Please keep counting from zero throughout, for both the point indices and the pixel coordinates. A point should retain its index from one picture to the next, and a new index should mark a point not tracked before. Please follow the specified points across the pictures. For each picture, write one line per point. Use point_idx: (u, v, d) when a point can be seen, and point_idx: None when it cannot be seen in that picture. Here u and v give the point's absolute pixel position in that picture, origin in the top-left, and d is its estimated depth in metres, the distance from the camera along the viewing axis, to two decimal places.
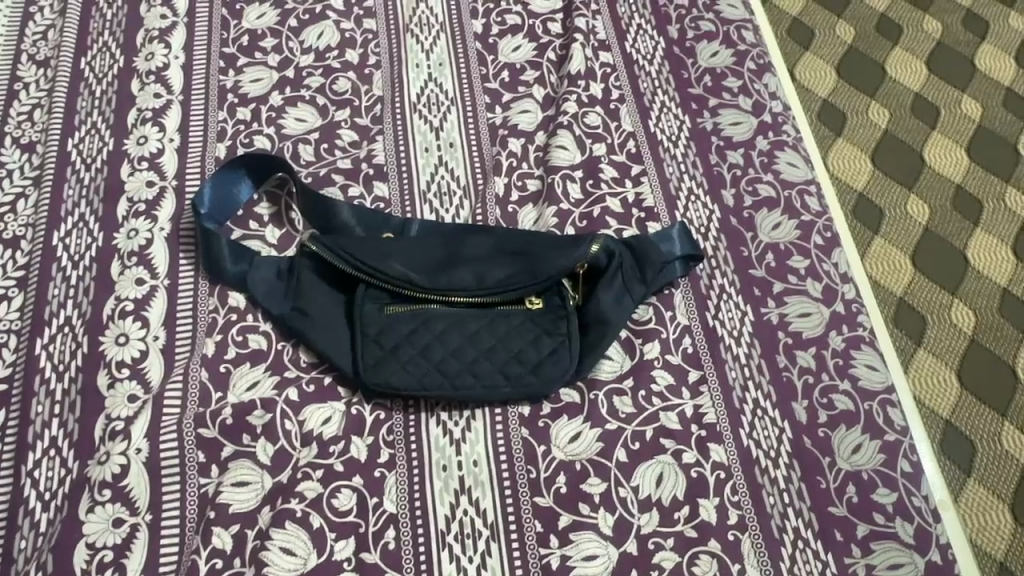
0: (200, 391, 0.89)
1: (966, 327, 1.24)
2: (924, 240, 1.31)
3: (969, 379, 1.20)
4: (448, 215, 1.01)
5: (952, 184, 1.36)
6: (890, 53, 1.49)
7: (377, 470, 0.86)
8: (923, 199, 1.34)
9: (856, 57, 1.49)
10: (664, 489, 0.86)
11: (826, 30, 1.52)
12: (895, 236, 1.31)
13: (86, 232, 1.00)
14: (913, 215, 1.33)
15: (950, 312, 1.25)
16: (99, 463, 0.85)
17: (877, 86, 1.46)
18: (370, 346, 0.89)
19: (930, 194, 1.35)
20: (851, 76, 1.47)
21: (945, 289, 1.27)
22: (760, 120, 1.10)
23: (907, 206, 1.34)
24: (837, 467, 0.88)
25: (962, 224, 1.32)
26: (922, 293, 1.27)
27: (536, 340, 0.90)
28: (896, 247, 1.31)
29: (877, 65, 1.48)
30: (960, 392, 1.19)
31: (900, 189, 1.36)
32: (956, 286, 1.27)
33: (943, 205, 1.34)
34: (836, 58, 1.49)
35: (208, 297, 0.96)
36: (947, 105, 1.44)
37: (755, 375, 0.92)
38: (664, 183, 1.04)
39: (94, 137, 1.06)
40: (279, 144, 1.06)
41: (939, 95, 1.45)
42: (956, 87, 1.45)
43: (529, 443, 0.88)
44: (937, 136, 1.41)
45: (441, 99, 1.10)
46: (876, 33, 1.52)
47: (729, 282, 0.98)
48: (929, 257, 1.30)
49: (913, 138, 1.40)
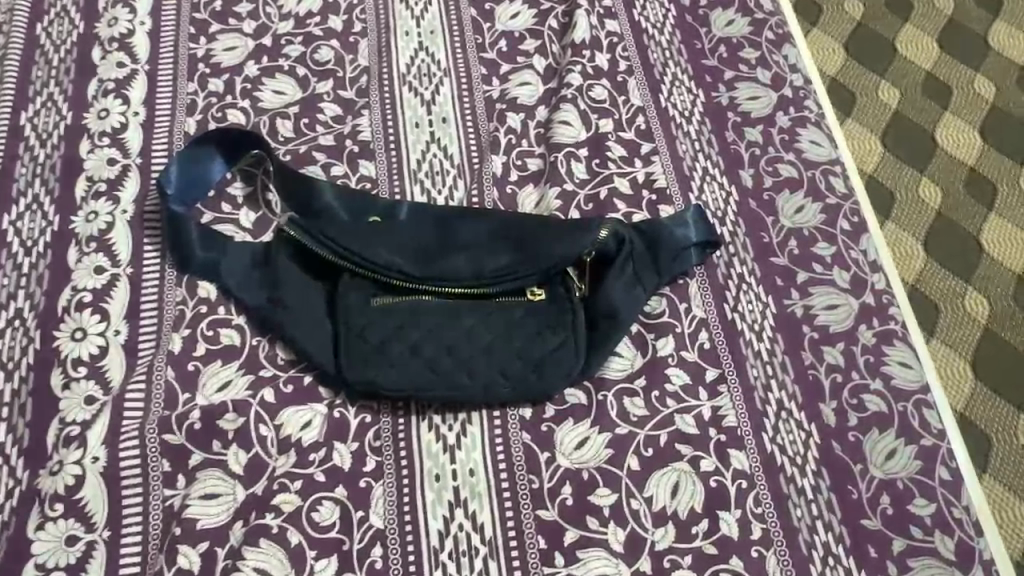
0: (166, 392, 0.81)
1: (980, 318, 1.05)
2: (936, 229, 1.11)
3: (983, 371, 1.01)
4: (440, 197, 0.92)
5: (964, 168, 1.15)
6: (900, 31, 1.28)
7: (362, 479, 0.78)
8: (935, 183, 1.14)
9: (861, 31, 1.28)
10: (680, 501, 0.78)
11: (831, 5, 1.31)
12: (904, 222, 1.11)
13: (40, 215, 0.90)
14: (924, 201, 1.13)
15: (963, 301, 1.06)
16: (51, 473, 0.77)
17: (884, 64, 1.25)
18: (353, 342, 0.80)
19: (943, 176, 1.15)
20: (854, 52, 1.26)
21: (955, 277, 1.07)
22: (781, 95, 1.01)
23: (918, 191, 1.14)
24: (870, 475, 0.80)
25: (976, 209, 1.12)
26: (934, 281, 1.07)
27: (538, 336, 0.82)
28: (904, 233, 1.11)
29: (884, 41, 1.27)
30: (973, 386, 1.01)
31: (909, 173, 1.16)
32: (968, 274, 1.08)
33: (955, 189, 1.14)
34: (843, 34, 1.28)
35: (175, 287, 0.86)
36: (959, 86, 1.23)
37: (779, 374, 0.84)
38: (677, 162, 0.95)
39: (49, 110, 0.97)
40: (255, 118, 0.96)
41: (951, 75, 1.24)
42: (969, 67, 1.25)
43: (531, 449, 0.79)
44: (949, 117, 1.20)
45: (433, 70, 1.00)
46: (885, 8, 1.30)
47: (749, 270, 0.89)
48: (940, 240, 1.10)
49: (924, 120, 1.20)
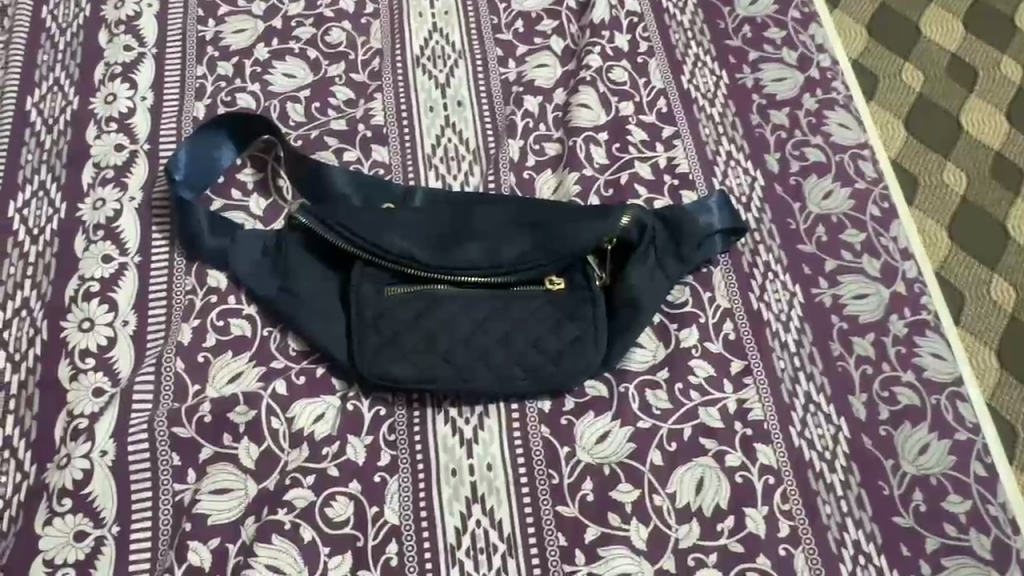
0: (176, 384, 0.79)
1: (1007, 305, 1.01)
2: (961, 213, 1.07)
3: (1009, 360, 0.97)
4: (456, 182, 0.90)
5: (989, 151, 1.11)
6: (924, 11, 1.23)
7: (376, 474, 0.75)
8: (960, 167, 1.10)
9: (882, 13, 1.23)
10: (705, 497, 0.75)
11: None
12: (927, 207, 1.07)
13: (46, 203, 0.88)
14: (949, 185, 1.09)
15: (988, 288, 1.02)
16: (58, 468, 0.75)
17: (908, 45, 1.20)
18: (367, 332, 0.78)
19: (968, 160, 1.11)
20: (878, 33, 1.21)
21: (980, 264, 1.03)
22: (807, 76, 0.98)
23: (942, 175, 1.09)
24: (902, 471, 0.77)
25: (1002, 193, 1.08)
26: (959, 266, 1.03)
27: (557, 326, 0.79)
28: (927, 217, 1.06)
29: (906, 22, 1.22)
30: (998, 374, 0.97)
31: (933, 156, 1.11)
32: (993, 261, 1.04)
33: (980, 172, 1.10)
34: (866, 14, 1.23)
35: (184, 276, 0.84)
36: (984, 68, 1.18)
37: (806, 366, 0.81)
38: (700, 147, 0.92)
39: (56, 95, 0.94)
40: (266, 102, 0.94)
41: (977, 56, 1.19)
42: (995, 48, 1.20)
43: (550, 444, 0.77)
44: (976, 99, 1.15)
45: (448, 52, 0.97)
46: None
47: (775, 258, 0.86)
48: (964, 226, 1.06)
49: (948, 103, 1.15)
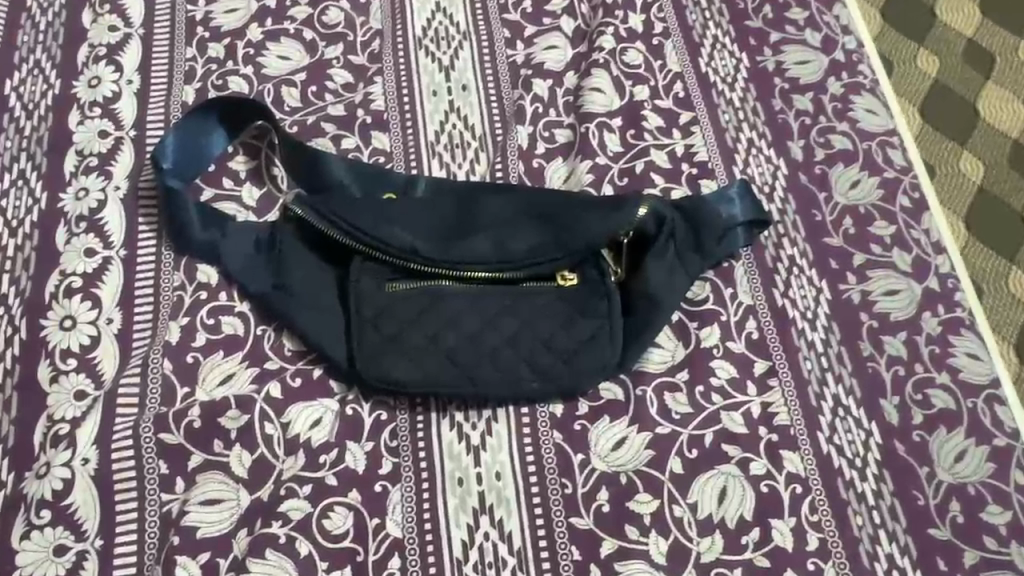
0: (163, 387, 0.74)
1: None
2: (979, 204, 1.01)
3: None
4: (461, 171, 0.84)
5: (1009, 140, 1.04)
6: None
7: (378, 483, 0.71)
8: (977, 156, 1.04)
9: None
10: (728, 508, 0.70)
11: None
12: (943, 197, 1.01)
13: (26, 193, 0.83)
14: (967, 174, 1.03)
15: (1008, 281, 0.96)
16: (37, 477, 0.70)
17: (924, 29, 1.12)
18: (366, 331, 0.73)
19: (986, 147, 1.04)
20: (891, 17, 1.13)
21: (998, 257, 0.98)
22: (832, 59, 0.92)
23: (958, 164, 1.03)
24: (937, 480, 0.72)
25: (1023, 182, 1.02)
26: (977, 259, 0.98)
27: (569, 324, 0.74)
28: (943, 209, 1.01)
29: (921, 4, 1.14)
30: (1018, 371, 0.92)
31: (949, 145, 1.05)
32: (1011, 253, 0.98)
33: (998, 161, 1.03)
34: None
35: (173, 271, 0.79)
36: (1004, 52, 1.10)
37: (835, 366, 0.76)
38: (719, 134, 0.87)
39: (36, 78, 0.89)
40: (259, 86, 0.89)
41: (996, 40, 1.11)
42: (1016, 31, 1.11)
43: (562, 450, 0.72)
44: (994, 87, 1.08)
45: (451, 33, 0.92)
46: None
47: (800, 252, 0.81)
48: (980, 218, 1.00)
49: (965, 89, 1.08)
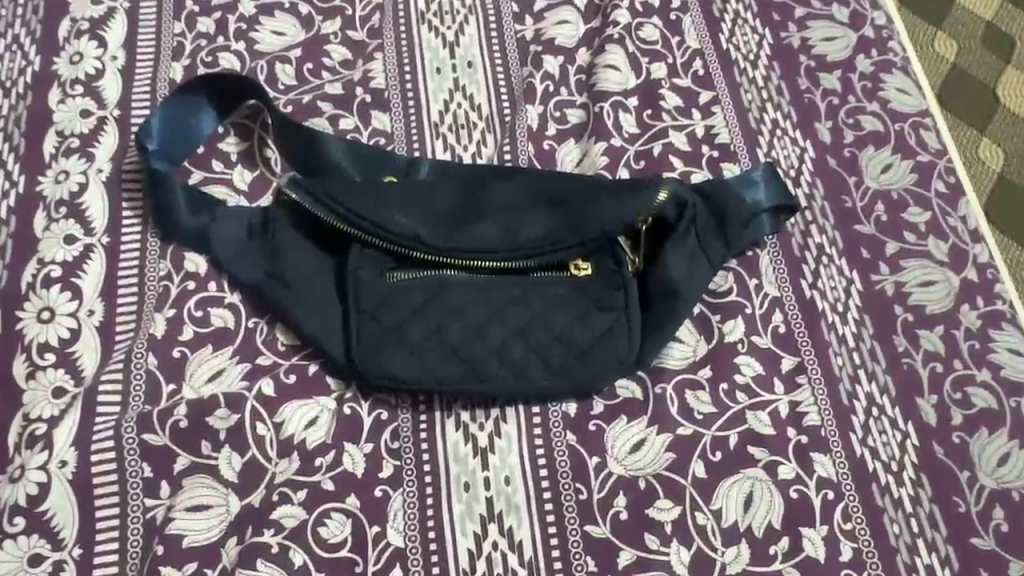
0: (147, 384, 0.68)
1: None
2: (1001, 195, 0.95)
3: None
4: (467, 154, 0.79)
5: None
6: None
7: (378, 488, 0.66)
8: (998, 143, 0.98)
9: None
10: (755, 515, 0.65)
11: None
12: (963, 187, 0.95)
13: (2, 176, 0.78)
14: (987, 162, 0.96)
15: None
16: (11, 481, 0.65)
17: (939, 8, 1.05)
18: (366, 325, 0.68)
19: (1008, 133, 0.98)
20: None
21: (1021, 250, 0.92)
22: (861, 35, 0.87)
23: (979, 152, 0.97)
24: (979, 485, 0.67)
25: None
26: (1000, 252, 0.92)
27: (584, 317, 0.69)
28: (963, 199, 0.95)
29: None
30: None
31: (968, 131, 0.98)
32: None
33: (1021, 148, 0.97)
34: None
35: (158, 260, 0.74)
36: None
37: (867, 363, 0.71)
38: (742, 114, 0.81)
39: (15, 55, 0.84)
40: (251, 63, 0.83)
41: (1016, 19, 1.04)
42: None
43: (576, 453, 0.67)
44: (1013, 71, 1.01)
45: (456, 7, 0.86)
46: None
47: (829, 240, 0.76)
48: (1003, 205, 0.94)
49: (985, 73, 1.01)
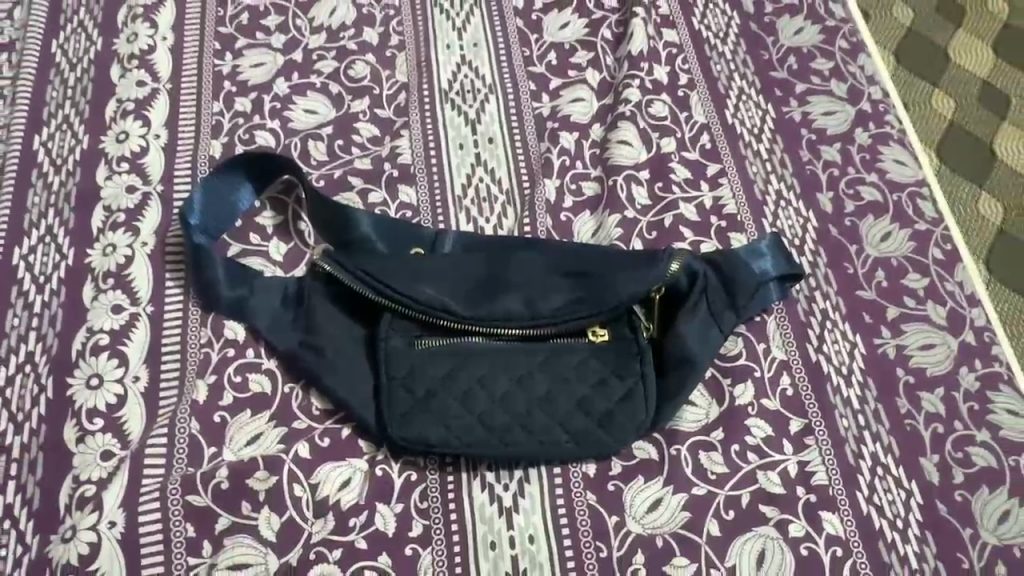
0: (190, 447, 0.72)
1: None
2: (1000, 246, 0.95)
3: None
4: (489, 225, 0.84)
5: None
6: (954, 38, 1.11)
7: (408, 546, 0.69)
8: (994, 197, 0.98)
9: (910, 34, 1.11)
10: (767, 571, 0.68)
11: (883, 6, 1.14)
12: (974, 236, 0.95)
13: (53, 249, 0.82)
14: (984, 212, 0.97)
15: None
16: (62, 541, 0.68)
17: (939, 73, 1.08)
18: (397, 392, 0.72)
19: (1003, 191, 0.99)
20: (906, 60, 1.09)
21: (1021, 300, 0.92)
22: (859, 109, 0.92)
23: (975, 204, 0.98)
24: (981, 542, 0.70)
25: None
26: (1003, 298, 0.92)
27: (602, 384, 0.73)
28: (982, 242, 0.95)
29: (934, 46, 1.10)
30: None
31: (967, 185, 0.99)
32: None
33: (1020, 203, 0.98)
34: (896, 39, 1.11)
35: (200, 328, 0.78)
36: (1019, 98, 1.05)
37: (872, 424, 0.75)
38: (748, 185, 0.86)
39: (64, 133, 0.89)
40: (286, 140, 0.89)
41: (1011, 85, 1.07)
42: None
43: (596, 512, 0.71)
44: (1009, 127, 1.03)
45: (477, 86, 0.92)
46: (938, 14, 1.13)
47: (832, 306, 0.80)
48: (1001, 259, 0.94)
49: (979, 131, 1.03)
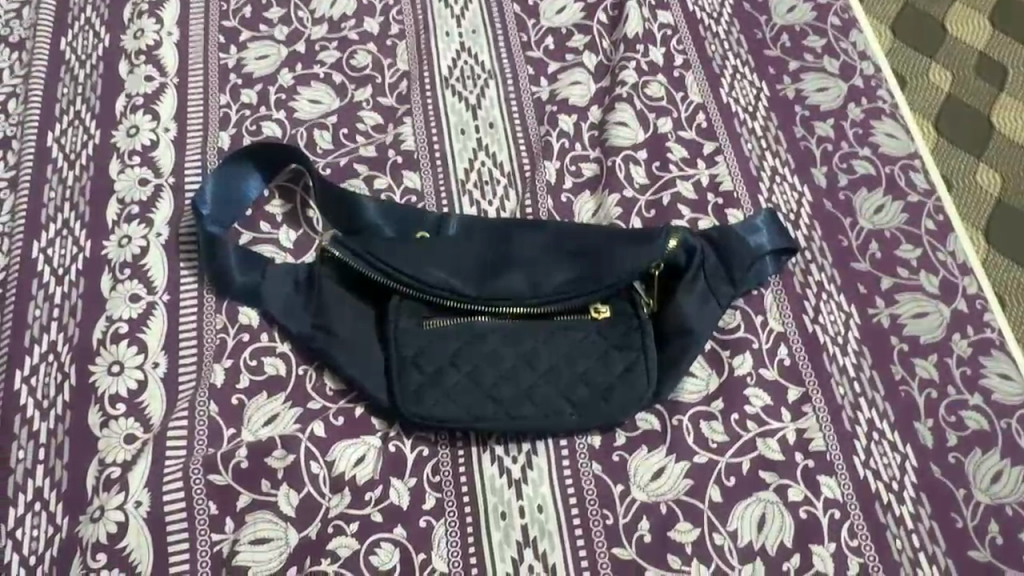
0: (210, 429, 0.75)
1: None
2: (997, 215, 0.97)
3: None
4: (491, 208, 0.86)
5: None
6: (949, 11, 1.12)
7: (422, 518, 0.72)
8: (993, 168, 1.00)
9: (906, 9, 1.12)
10: (768, 533, 0.71)
11: None
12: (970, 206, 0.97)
13: (70, 242, 0.85)
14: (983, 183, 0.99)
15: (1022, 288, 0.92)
16: (91, 520, 0.71)
17: (936, 47, 1.09)
18: (407, 370, 0.75)
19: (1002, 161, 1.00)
20: (903, 35, 1.11)
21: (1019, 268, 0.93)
22: (852, 85, 0.94)
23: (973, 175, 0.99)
24: (974, 502, 0.73)
25: None
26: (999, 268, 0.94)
27: (605, 358, 0.75)
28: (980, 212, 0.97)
29: (930, 20, 1.11)
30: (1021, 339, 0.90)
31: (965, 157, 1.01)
32: None
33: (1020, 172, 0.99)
34: (892, 15, 1.12)
35: (215, 314, 0.81)
36: (1017, 68, 1.07)
37: (868, 391, 0.77)
38: (744, 163, 0.88)
39: (77, 129, 0.92)
40: (292, 130, 0.91)
41: (1009, 57, 1.08)
42: None
43: (602, 481, 0.73)
44: (1007, 98, 1.04)
45: (477, 73, 0.95)
46: None
47: (827, 278, 0.83)
48: (1002, 226, 0.96)
49: (977, 104, 1.04)
